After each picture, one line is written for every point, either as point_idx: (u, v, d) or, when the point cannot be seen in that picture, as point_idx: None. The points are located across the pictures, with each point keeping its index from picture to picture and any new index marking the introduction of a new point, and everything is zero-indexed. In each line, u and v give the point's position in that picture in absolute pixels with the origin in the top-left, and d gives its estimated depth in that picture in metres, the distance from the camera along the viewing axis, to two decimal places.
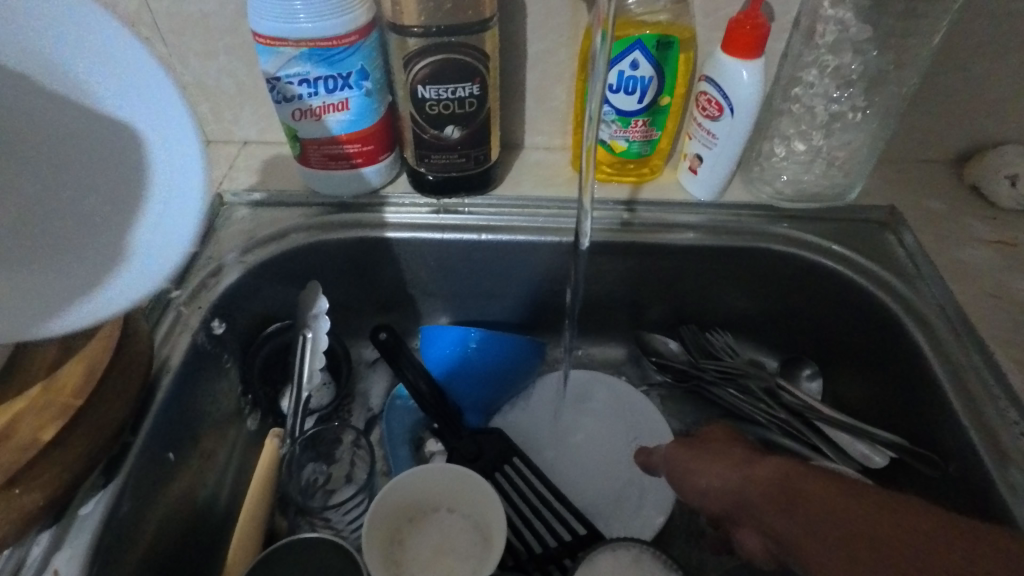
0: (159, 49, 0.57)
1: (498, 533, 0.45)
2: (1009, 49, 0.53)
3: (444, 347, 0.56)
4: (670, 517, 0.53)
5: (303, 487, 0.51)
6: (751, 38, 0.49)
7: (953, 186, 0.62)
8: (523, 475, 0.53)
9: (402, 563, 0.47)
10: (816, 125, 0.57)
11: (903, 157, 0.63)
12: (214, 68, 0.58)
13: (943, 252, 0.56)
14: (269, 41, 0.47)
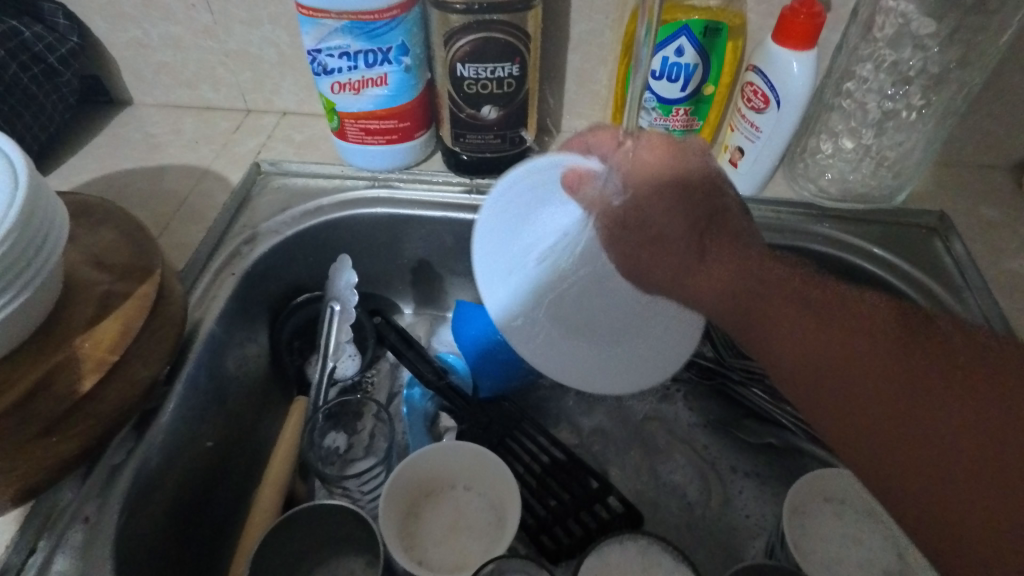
0: (205, 16, 0.58)
1: (513, 515, 0.45)
2: None
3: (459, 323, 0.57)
4: (685, 513, 0.52)
5: (323, 454, 0.52)
6: (805, 28, 0.47)
7: (1010, 193, 0.59)
8: (537, 459, 0.53)
9: (415, 537, 0.47)
10: (867, 122, 0.54)
11: (958, 160, 0.60)
12: (257, 37, 0.59)
13: (992, 261, 0.54)
14: (312, 12, 0.47)
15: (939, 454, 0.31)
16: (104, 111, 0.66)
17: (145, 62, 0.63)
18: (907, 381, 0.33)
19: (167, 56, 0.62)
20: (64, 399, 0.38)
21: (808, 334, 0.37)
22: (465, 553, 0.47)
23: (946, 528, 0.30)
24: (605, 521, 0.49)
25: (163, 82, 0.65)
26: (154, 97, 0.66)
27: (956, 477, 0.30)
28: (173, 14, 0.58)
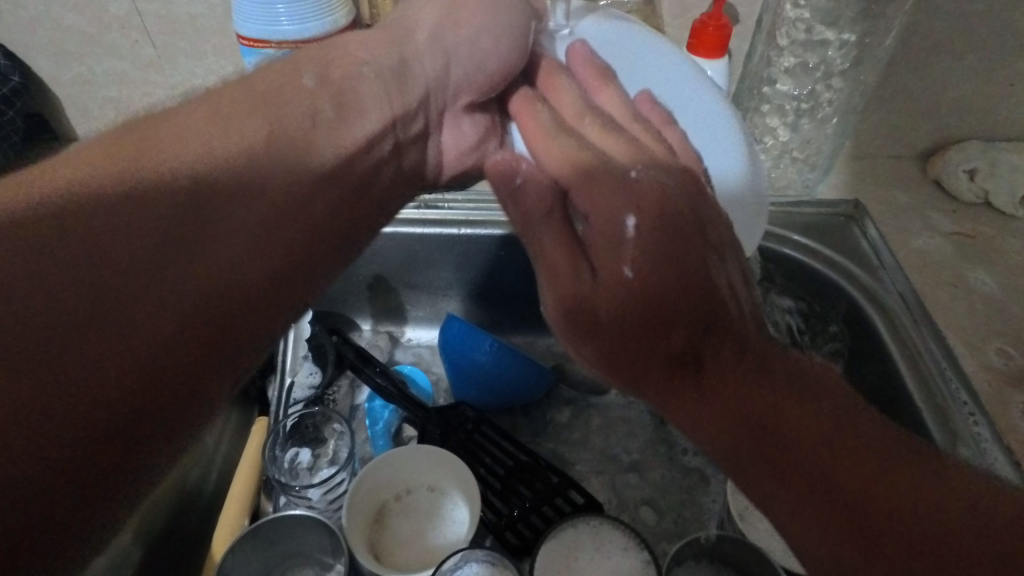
0: (149, 51, 0.60)
1: (475, 510, 0.47)
2: (964, 49, 0.56)
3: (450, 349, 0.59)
4: (640, 497, 0.55)
5: (288, 469, 0.53)
6: (716, 38, 0.52)
7: (917, 181, 0.64)
8: (499, 462, 0.55)
9: (382, 542, 0.49)
10: (783, 121, 0.59)
11: (869, 152, 0.65)
12: (203, 68, 0.61)
13: (902, 243, 0.59)
14: (254, 42, 0.49)
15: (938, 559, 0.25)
16: (52, 147, 0.67)
17: (91, 97, 0.64)
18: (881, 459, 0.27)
19: (112, 90, 0.63)
20: (115, 340, 0.26)
21: (718, 346, 0.29)
22: (431, 553, 0.48)
23: (783, 486, 0.27)
24: (564, 511, 0.52)
25: (110, 117, 0.66)
26: (102, 131, 0.67)
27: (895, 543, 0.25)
28: (117, 50, 0.60)
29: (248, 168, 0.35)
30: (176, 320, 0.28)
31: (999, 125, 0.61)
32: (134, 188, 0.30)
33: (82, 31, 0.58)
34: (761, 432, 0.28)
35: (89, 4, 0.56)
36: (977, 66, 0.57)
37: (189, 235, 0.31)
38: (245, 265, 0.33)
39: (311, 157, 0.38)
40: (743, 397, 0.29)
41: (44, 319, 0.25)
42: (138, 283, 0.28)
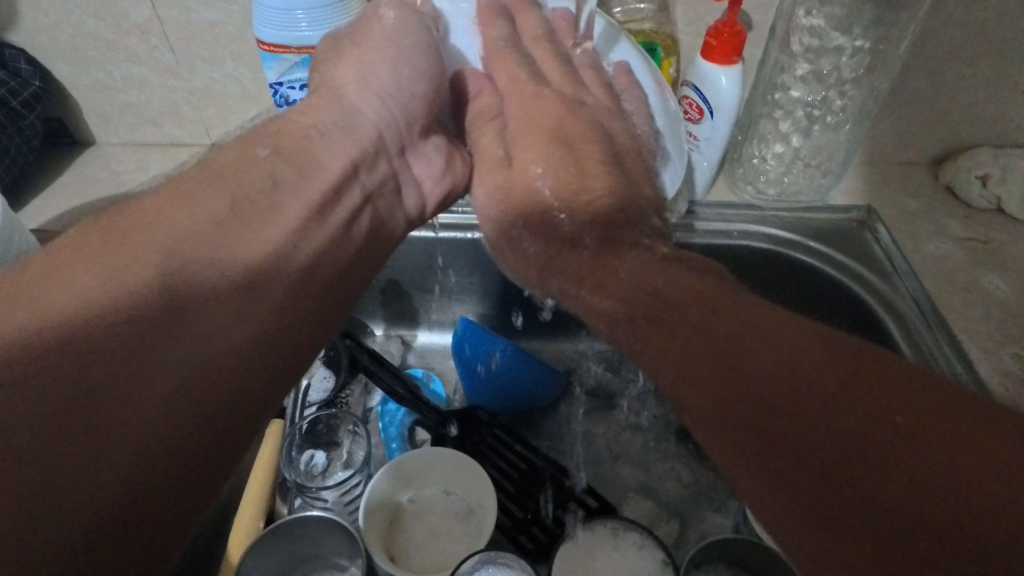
0: (167, 56, 0.60)
1: (491, 512, 0.47)
2: (976, 56, 0.56)
3: (467, 349, 0.59)
4: (654, 502, 0.55)
5: (303, 471, 0.53)
6: (731, 45, 0.52)
7: (929, 187, 0.64)
8: (516, 465, 0.55)
9: (397, 545, 0.49)
10: (795, 127, 0.59)
11: (880, 159, 0.66)
12: (220, 74, 0.61)
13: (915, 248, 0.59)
14: (274, 48, 0.50)
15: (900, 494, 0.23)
16: (69, 152, 0.67)
17: (109, 103, 0.65)
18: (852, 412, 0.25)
19: (130, 96, 0.64)
20: (121, 425, 0.26)
21: (738, 328, 0.29)
22: (446, 556, 0.48)
23: (819, 472, 0.25)
24: (580, 514, 0.52)
25: (127, 122, 0.66)
26: (119, 136, 0.68)
27: (888, 503, 0.24)
28: (136, 56, 0.61)
29: (239, 241, 0.33)
30: (133, 375, 0.27)
31: (1009, 132, 0.62)
32: (112, 317, 0.28)
33: (103, 37, 0.59)
34: (846, 417, 0.25)
35: (110, 10, 0.57)
36: (989, 74, 0.57)
37: (167, 318, 0.29)
38: (213, 377, 0.29)
39: (281, 241, 0.35)
40: (829, 377, 0.26)
41: (10, 483, 0.23)
42: (101, 410, 0.26)
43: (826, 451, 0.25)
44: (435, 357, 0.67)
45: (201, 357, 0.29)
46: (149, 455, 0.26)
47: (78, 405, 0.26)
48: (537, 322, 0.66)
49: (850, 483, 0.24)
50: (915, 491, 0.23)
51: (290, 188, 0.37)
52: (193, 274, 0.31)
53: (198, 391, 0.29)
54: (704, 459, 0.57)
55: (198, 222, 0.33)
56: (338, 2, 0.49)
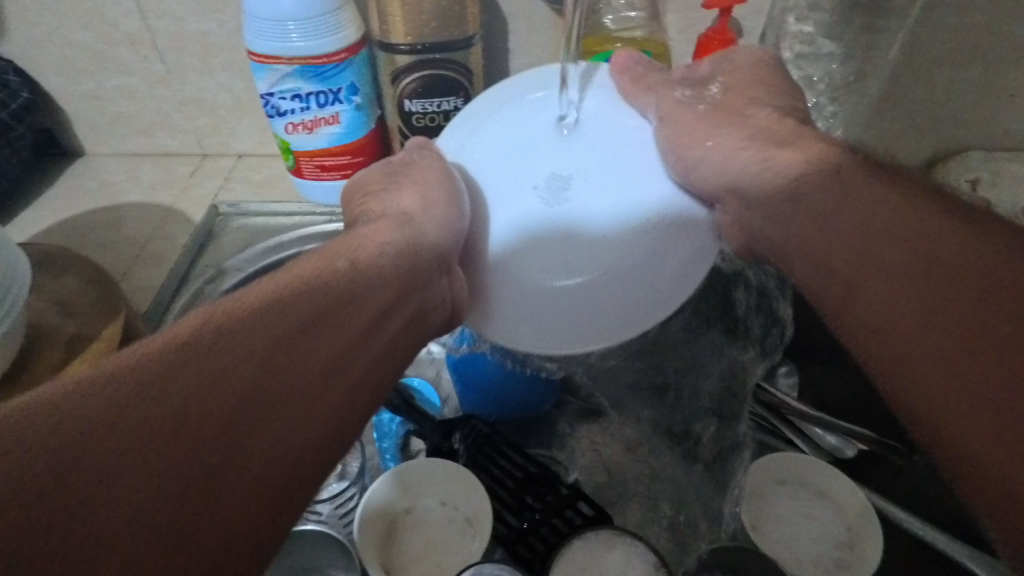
0: (158, 67, 0.60)
1: (488, 522, 0.47)
2: (965, 61, 0.57)
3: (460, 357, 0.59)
4: (650, 509, 0.55)
5: None
6: None
7: (920, 191, 0.65)
8: (510, 474, 0.55)
9: (393, 557, 0.48)
10: None
11: (872, 163, 0.66)
12: (212, 84, 0.61)
13: None
14: (265, 59, 0.50)
15: (968, 392, 0.33)
16: (59, 163, 0.67)
17: (100, 113, 0.64)
18: (942, 315, 0.36)
19: (121, 106, 0.64)
20: (241, 466, 0.28)
21: (867, 265, 0.41)
22: (442, 567, 0.48)
23: (989, 353, 0.33)
24: (578, 523, 0.51)
25: (117, 133, 0.66)
26: (110, 147, 0.67)
27: (976, 409, 0.33)
28: (126, 67, 0.60)
29: (340, 301, 0.36)
30: (246, 415, 0.29)
31: (998, 136, 0.62)
32: (248, 327, 0.31)
33: (93, 47, 0.59)
34: (987, 301, 0.36)
35: (100, 21, 0.57)
36: (978, 79, 0.58)
37: (277, 356, 0.31)
38: (313, 420, 0.31)
39: (368, 291, 0.38)
40: (954, 309, 0.36)
41: (173, 446, 0.26)
42: (223, 455, 0.27)
43: (912, 348, 0.37)
44: (430, 367, 0.66)
45: (311, 394, 0.31)
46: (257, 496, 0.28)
47: (195, 442, 0.27)
48: None
49: (980, 381, 0.33)
50: (992, 379, 0.33)
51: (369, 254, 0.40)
52: (300, 320, 0.33)
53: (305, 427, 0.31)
54: (701, 464, 0.57)
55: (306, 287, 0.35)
56: (329, 13, 0.49)
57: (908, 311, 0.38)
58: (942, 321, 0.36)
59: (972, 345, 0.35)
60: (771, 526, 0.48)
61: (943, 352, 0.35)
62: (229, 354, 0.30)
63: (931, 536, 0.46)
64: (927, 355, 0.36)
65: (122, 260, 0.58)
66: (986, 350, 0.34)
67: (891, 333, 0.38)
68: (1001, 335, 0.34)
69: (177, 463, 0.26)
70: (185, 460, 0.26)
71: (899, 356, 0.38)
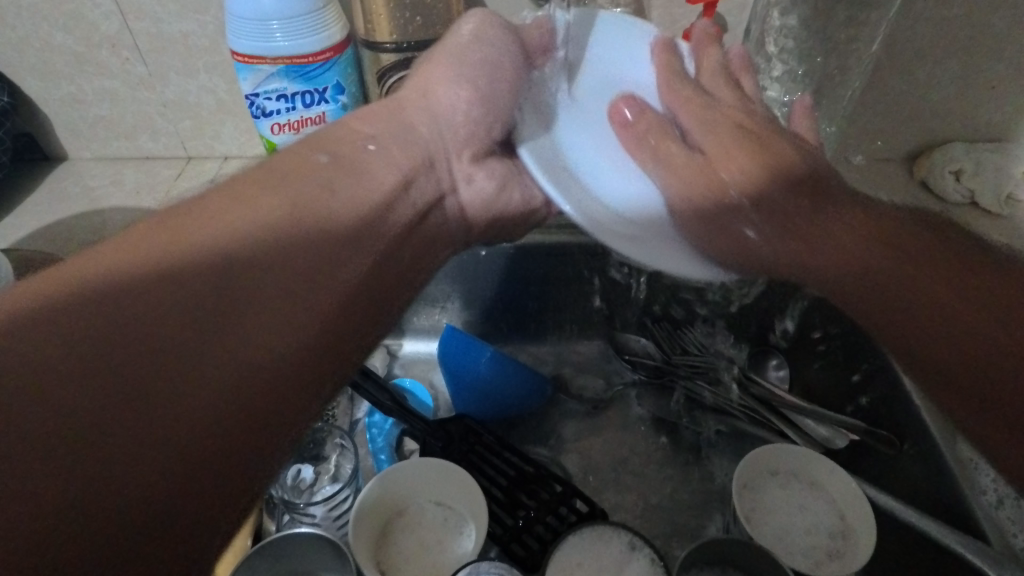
0: (139, 69, 0.59)
1: (482, 522, 0.47)
2: (946, 54, 0.57)
3: (449, 357, 0.58)
4: (643, 505, 0.55)
5: (290, 486, 0.53)
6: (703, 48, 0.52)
7: (904, 183, 0.65)
8: (503, 473, 0.55)
9: (386, 560, 0.48)
10: None
11: (857, 155, 0.67)
12: (194, 86, 0.61)
13: None
14: (248, 59, 0.49)
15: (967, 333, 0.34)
16: (40, 168, 0.66)
17: (81, 117, 0.63)
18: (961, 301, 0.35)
19: (103, 109, 0.63)
20: (176, 406, 0.25)
21: (903, 292, 0.36)
22: (436, 569, 0.48)
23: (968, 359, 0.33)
24: (573, 520, 0.51)
25: (99, 136, 0.65)
26: (92, 151, 0.66)
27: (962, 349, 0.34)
28: (107, 69, 0.59)
29: (310, 229, 0.32)
30: (179, 347, 0.25)
31: (979, 128, 0.63)
32: (198, 254, 0.28)
33: (72, 50, 0.58)
34: (926, 309, 0.35)
35: (79, 23, 0.56)
36: (959, 70, 0.58)
37: (223, 284, 0.28)
38: (261, 367, 0.27)
39: (336, 209, 0.34)
40: (893, 290, 0.36)
41: (103, 387, 0.24)
42: (145, 393, 0.24)
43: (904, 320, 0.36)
44: (421, 367, 0.66)
45: (263, 329, 0.28)
46: (194, 442, 0.25)
47: (116, 377, 0.24)
48: (523, 327, 0.66)
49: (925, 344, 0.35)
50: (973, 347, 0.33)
51: (353, 189, 0.35)
52: (253, 246, 0.29)
53: (243, 369, 0.27)
54: (693, 458, 0.57)
55: (255, 199, 0.31)
56: (313, 12, 0.48)
57: (879, 258, 0.38)
58: (944, 282, 0.35)
59: (970, 346, 0.33)
60: (765, 519, 0.48)
61: (954, 375, 0.34)
62: (168, 277, 0.27)
63: (924, 523, 0.45)
64: (903, 298, 0.36)
65: None
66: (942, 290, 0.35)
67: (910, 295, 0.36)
68: (991, 348, 0.33)
69: (113, 420, 0.23)
70: (115, 418, 0.23)
71: (824, 267, 0.40)
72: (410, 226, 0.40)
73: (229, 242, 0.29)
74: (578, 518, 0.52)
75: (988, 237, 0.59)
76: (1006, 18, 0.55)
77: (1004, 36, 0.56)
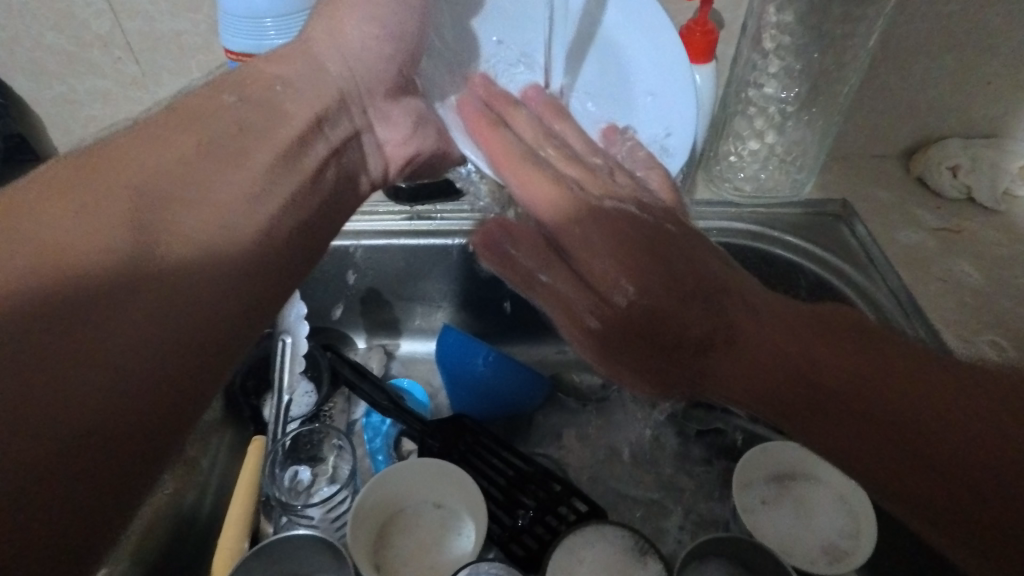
0: (132, 68, 0.59)
1: (481, 524, 0.46)
2: (942, 49, 0.57)
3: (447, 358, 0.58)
4: (642, 504, 0.55)
5: (287, 488, 0.52)
6: (703, 44, 0.53)
7: (900, 179, 0.65)
8: (502, 473, 0.54)
9: (385, 561, 0.48)
10: (768, 124, 0.60)
11: (853, 152, 0.66)
12: (188, 85, 0.60)
13: (889, 239, 0.59)
14: (241, 57, 0.49)
15: (890, 408, 0.31)
16: (31, 169, 0.65)
17: (72, 117, 0.63)
18: (868, 369, 0.33)
19: (94, 109, 0.62)
20: (89, 386, 0.26)
21: (838, 376, 0.33)
22: (435, 570, 0.47)
23: (881, 437, 0.31)
24: (572, 520, 0.51)
25: (91, 136, 0.65)
26: (84, 151, 0.66)
27: (933, 471, 0.30)
28: (98, 69, 0.59)
29: (220, 215, 0.34)
30: (97, 342, 0.27)
31: (975, 123, 0.63)
32: (115, 251, 0.29)
33: (64, 49, 0.57)
34: (926, 429, 0.30)
35: (70, 22, 0.56)
36: (954, 66, 0.58)
37: (134, 277, 0.29)
38: (164, 351, 0.29)
39: (268, 191, 0.37)
40: (862, 385, 0.32)
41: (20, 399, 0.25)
42: (40, 390, 0.25)
43: (839, 391, 0.33)
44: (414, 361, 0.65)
45: (182, 314, 0.30)
46: (100, 437, 0.26)
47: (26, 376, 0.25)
48: (520, 326, 0.66)
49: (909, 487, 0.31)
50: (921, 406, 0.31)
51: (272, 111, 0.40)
52: (168, 236, 0.31)
53: (166, 353, 0.29)
54: (692, 457, 0.57)
55: (184, 186, 0.33)
56: (307, 9, 0.48)
57: (853, 446, 0.32)
58: (830, 350, 0.34)
59: (952, 467, 0.30)
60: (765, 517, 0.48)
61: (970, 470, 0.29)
62: (95, 271, 0.29)
63: None
64: (864, 392, 0.32)
65: None
66: (857, 390, 0.32)
67: (845, 409, 0.32)
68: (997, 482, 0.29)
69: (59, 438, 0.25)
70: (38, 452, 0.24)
71: (729, 380, 0.37)
72: (313, 204, 0.41)
73: (146, 235, 0.31)
74: (577, 518, 0.51)
75: (984, 233, 0.59)
76: (1002, 14, 0.55)
77: (1000, 32, 0.56)
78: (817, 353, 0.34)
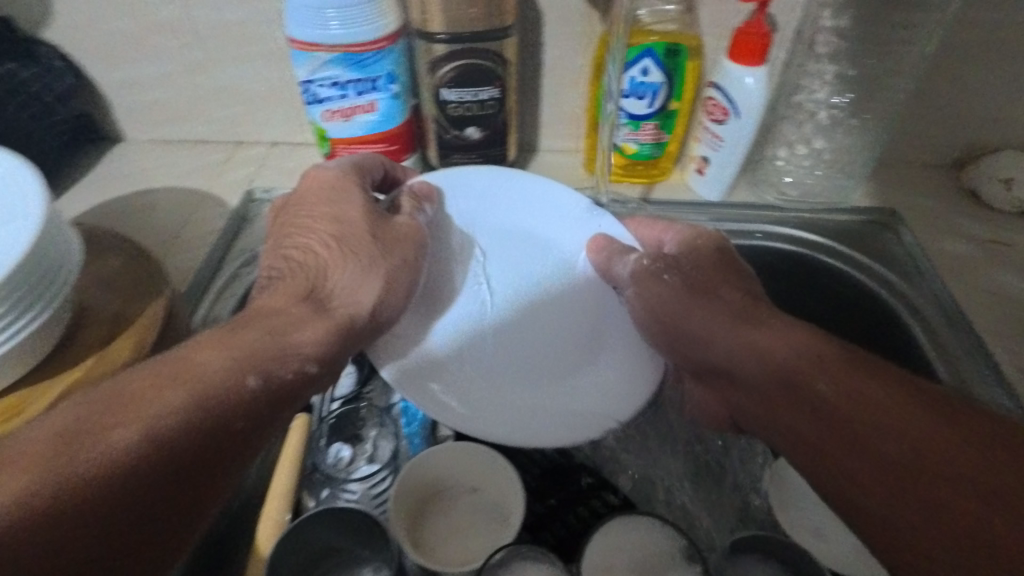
0: (196, 55, 0.61)
1: (520, 509, 0.48)
2: (1000, 60, 0.56)
3: None
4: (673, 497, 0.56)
5: (330, 464, 0.53)
6: (756, 46, 0.52)
7: (949, 189, 0.64)
8: (535, 462, 0.55)
9: (422, 539, 0.49)
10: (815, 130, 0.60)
11: (901, 160, 0.66)
12: (248, 73, 0.62)
13: (935, 248, 0.59)
14: (305, 46, 0.51)
15: (900, 457, 0.33)
16: (95, 149, 0.68)
17: (137, 100, 0.66)
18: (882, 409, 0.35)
19: (158, 93, 0.65)
20: (83, 547, 0.29)
21: (887, 419, 0.34)
22: (470, 551, 0.48)
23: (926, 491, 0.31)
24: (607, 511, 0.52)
25: (153, 119, 0.67)
26: (145, 133, 0.69)
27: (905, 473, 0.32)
28: (164, 53, 0.61)
29: (213, 405, 0.35)
30: (111, 517, 0.30)
31: None
32: (93, 458, 0.30)
33: (133, 35, 0.60)
34: (909, 448, 0.33)
35: (142, 8, 0.58)
36: (1015, 76, 0.57)
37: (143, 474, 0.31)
38: (153, 519, 0.31)
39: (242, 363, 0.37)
40: (857, 420, 0.35)
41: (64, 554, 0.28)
42: (75, 557, 0.28)
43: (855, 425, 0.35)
44: None
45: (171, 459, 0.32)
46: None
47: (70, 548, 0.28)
48: None
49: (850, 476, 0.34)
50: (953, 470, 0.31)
51: (247, 349, 0.38)
52: (175, 445, 0.33)
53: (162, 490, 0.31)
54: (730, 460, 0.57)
55: (167, 393, 0.34)
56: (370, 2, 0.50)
57: (863, 471, 0.34)
58: (895, 391, 0.35)
59: (917, 468, 0.32)
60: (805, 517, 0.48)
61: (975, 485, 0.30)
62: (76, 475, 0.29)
63: None
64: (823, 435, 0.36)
65: (157, 243, 0.59)
66: (900, 408, 0.34)
67: (879, 442, 0.34)
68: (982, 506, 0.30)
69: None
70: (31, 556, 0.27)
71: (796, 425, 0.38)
72: (296, 382, 0.39)
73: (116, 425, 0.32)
74: (611, 509, 0.52)
75: None
76: None
77: None
78: (881, 396, 0.35)
